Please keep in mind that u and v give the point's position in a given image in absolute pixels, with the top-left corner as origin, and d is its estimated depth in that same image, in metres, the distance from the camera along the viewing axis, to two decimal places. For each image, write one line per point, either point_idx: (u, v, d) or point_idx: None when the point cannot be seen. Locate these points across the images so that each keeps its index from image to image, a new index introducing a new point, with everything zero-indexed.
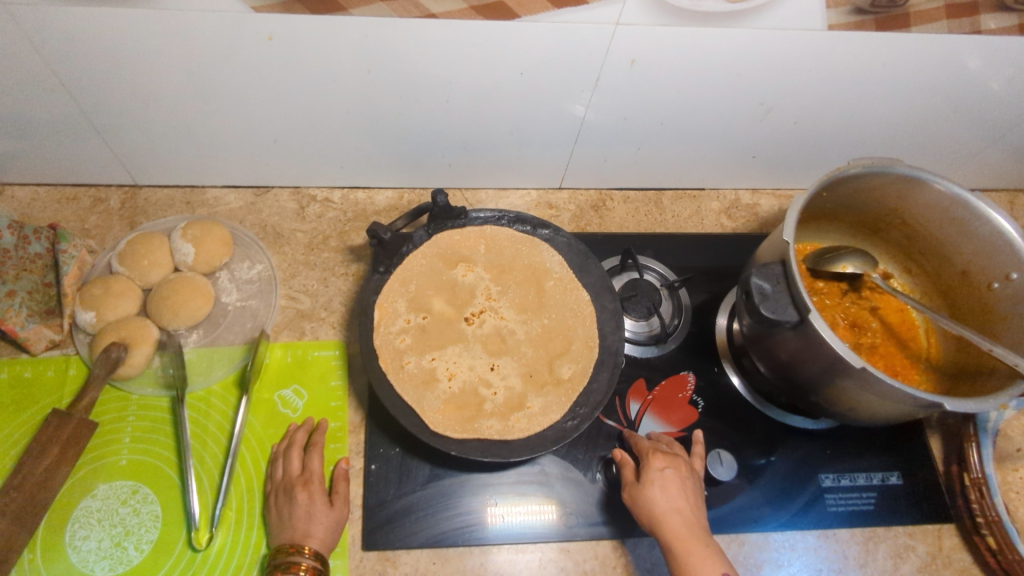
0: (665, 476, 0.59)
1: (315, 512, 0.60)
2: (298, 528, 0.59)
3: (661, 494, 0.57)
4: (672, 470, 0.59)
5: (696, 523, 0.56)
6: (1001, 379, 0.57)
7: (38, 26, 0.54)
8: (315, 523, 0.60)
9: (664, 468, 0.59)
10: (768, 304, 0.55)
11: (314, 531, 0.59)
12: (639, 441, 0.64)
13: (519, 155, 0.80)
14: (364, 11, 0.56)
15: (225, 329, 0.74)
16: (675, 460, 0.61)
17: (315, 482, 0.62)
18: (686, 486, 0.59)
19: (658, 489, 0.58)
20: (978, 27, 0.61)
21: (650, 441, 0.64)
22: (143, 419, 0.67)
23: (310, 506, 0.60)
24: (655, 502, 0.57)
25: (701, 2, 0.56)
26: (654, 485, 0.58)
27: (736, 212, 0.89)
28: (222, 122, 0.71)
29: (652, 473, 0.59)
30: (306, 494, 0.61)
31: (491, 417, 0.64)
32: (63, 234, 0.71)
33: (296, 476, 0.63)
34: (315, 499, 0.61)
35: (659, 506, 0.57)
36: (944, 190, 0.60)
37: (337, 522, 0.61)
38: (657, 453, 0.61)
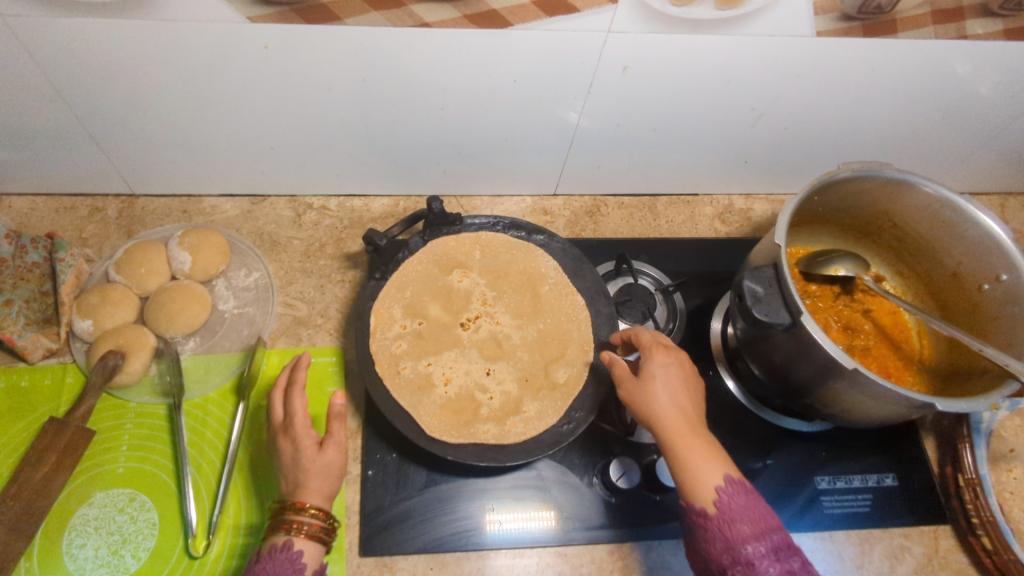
0: (667, 372, 0.55)
1: (300, 461, 0.54)
2: (291, 478, 0.55)
3: (662, 390, 0.54)
4: (674, 367, 0.56)
5: (696, 419, 0.53)
6: (993, 379, 0.57)
7: (36, 37, 0.55)
8: (303, 473, 0.54)
9: (668, 365, 0.56)
10: (760, 307, 0.56)
11: (304, 483, 0.54)
12: (640, 334, 0.61)
13: (514, 161, 0.81)
14: (359, 21, 0.56)
15: (222, 336, 0.74)
16: (678, 358, 0.57)
17: (294, 426, 0.56)
18: (689, 384, 0.55)
19: (657, 387, 0.54)
20: (964, 32, 0.61)
21: (651, 334, 0.61)
22: (140, 427, 0.68)
23: (295, 455, 0.54)
24: (657, 399, 0.54)
25: (690, 10, 0.56)
26: (656, 382, 0.55)
27: (730, 217, 0.89)
28: (218, 131, 0.71)
29: (652, 368, 0.56)
30: (289, 442, 0.56)
31: (487, 421, 0.64)
32: (60, 243, 0.72)
33: (281, 422, 0.57)
34: (299, 446, 0.55)
35: (658, 405, 0.53)
36: (933, 193, 0.61)
37: (329, 467, 0.55)
38: (662, 351, 0.57)
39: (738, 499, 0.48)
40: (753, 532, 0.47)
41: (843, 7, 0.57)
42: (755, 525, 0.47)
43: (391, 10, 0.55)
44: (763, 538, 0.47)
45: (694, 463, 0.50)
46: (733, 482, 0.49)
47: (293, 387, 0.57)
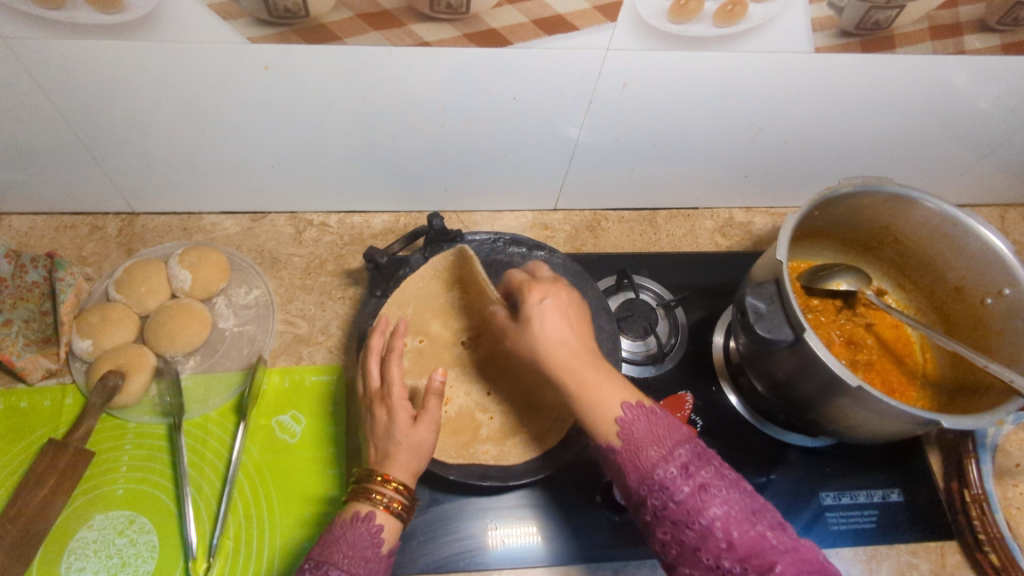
0: (542, 308, 0.54)
1: (393, 432, 0.53)
2: (381, 447, 0.53)
3: (542, 326, 0.53)
4: (548, 301, 0.54)
5: (585, 349, 0.52)
6: (997, 395, 0.57)
7: (36, 58, 0.55)
8: (394, 445, 0.52)
9: (541, 300, 0.54)
10: (763, 323, 0.55)
11: (394, 455, 0.52)
12: (516, 275, 0.61)
13: (514, 177, 0.81)
14: (358, 41, 0.56)
15: (222, 355, 0.74)
16: (552, 293, 0.55)
17: (391, 396, 0.54)
18: (573, 317, 0.54)
19: (533, 322, 0.53)
20: (962, 47, 0.61)
21: (524, 272, 0.61)
22: (139, 448, 0.67)
23: (388, 426, 0.53)
24: (549, 336, 0.52)
25: (689, 27, 0.56)
26: (534, 314, 0.54)
27: (731, 231, 0.89)
28: (218, 149, 0.71)
29: (529, 308, 0.54)
30: (384, 411, 0.54)
31: (486, 442, 0.66)
32: (60, 262, 0.72)
33: (377, 390, 0.56)
34: (394, 417, 0.53)
35: (546, 341, 0.52)
36: (933, 207, 0.61)
37: (420, 443, 0.53)
38: (536, 287, 0.56)
39: (640, 423, 0.47)
40: (660, 456, 0.45)
41: (842, 23, 0.57)
42: (661, 447, 0.46)
43: (391, 30, 0.55)
44: (672, 459, 0.45)
45: (595, 388, 0.49)
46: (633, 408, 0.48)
47: (392, 356, 0.55)
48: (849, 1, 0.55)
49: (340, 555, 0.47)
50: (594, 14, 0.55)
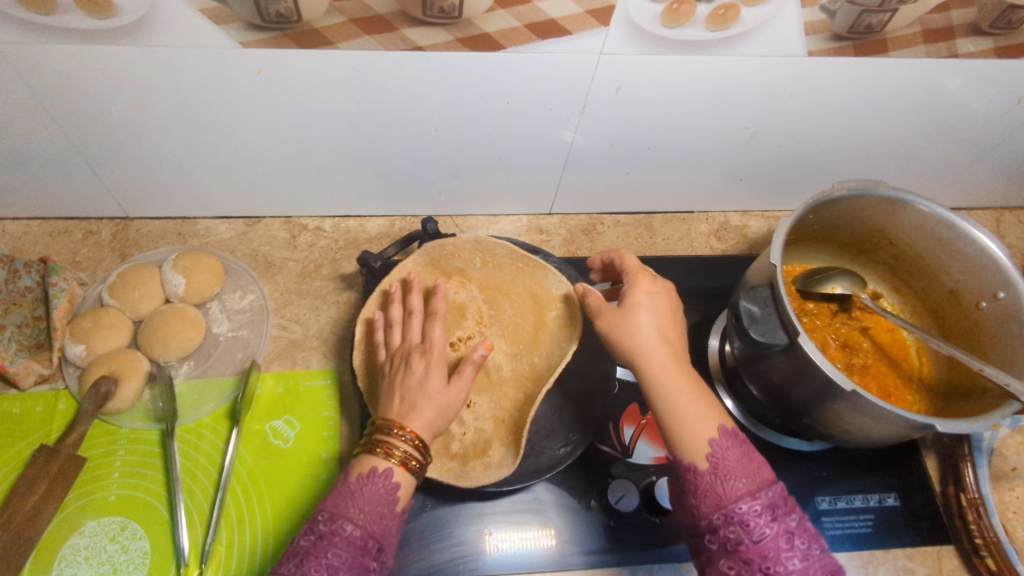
0: (653, 302, 0.58)
1: (424, 387, 0.54)
2: (408, 400, 0.54)
3: (646, 319, 0.57)
4: (655, 295, 0.59)
5: (679, 353, 0.56)
6: (992, 399, 0.57)
7: (29, 64, 0.55)
8: (424, 398, 0.54)
9: (649, 293, 0.59)
10: (757, 327, 0.55)
11: (420, 408, 0.53)
12: (629, 262, 0.64)
13: (509, 181, 0.81)
14: (351, 45, 0.56)
15: (216, 360, 0.74)
16: (656, 281, 0.60)
17: (432, 352, 0.57)
18: (669, 303, 0.59)
19: (643, 313, 0.57)
20: (955, 50, 0.61)
21: (640, 262, 0.64)
22: (132, 453, 0.67)
23: (422, 380, 0.55)
24: (643, 329, 0.56)
25: (682, 32, 0.56)
26: (638, 303, 0.58)
27: (726, 234, 0.89)
28: (212, 153, 0.71)
29: (639, 298, 0.58)
30: (421, 363, 0.56)
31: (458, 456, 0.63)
32: (54, 268, 0.72)
33: (415, 345, 0.58)
34: (429, 372, 0.55)
35: (639, 336, 0.56)
36: (927, 211, 0.61)
37: (447, 404, 0.54)
38: (644, 279, 0.60)
39: (732, 453, 0.49)
40: (747, 490, 0.47)
41: (834, 27, 0.57)
42: (753, 483, 0.47)
43: (384, 35, 0.55)
44: (759, 495, 0.46)
45: (686, 408, 0.52)
46: (726, 433, 0.50)
47: (435, 318, 0.59)
48: (840, 5, 0.55)
49: (354, 509, 0.47)
50: (587, 18, 0.55)
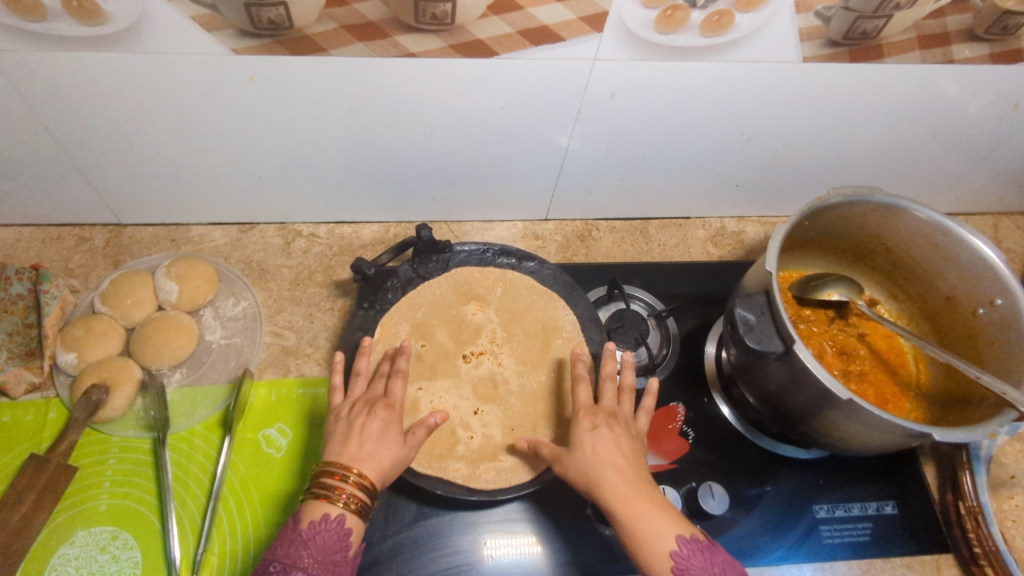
0: (596, 434, 0.55)
1: (382, 436, 0.54)
2: (361, 443, 0.53)
3: (591, 453, 0.53)
4: (602, 425, 0.56)
5: (636, 476, 0.51)
6: (989, 406, 0.56)
7: (18, 71, 0.55)
8: (381, 446, 0.53)
9: (590, 427, 0.56)
10: (753, 335, 0.55)
11: (378, 458, 0.52)
12: (579, 396, 0.60)
13: (504, 187, 0.80)
14: (344, 52, 0.56)
15: (209, 368, 0.73)
16: (611, 389, 0.61)
17: (396, 406, 0.57)
18: (616, 432, 0.55)
19: (586, 449, 0.54)
20: (951, 56, 0.61)
21: (590, 393, 0.61)
22: (124, 462, 0.66)
23: (382, 428, 0.54)
24: (590, 462, 0.52)
25: (676, 38, 0.56)
26: (582, 439, 0.55)
27: (722, 240, 0.89)
28: (205, 161, 0.71)
29: (580, 435, 0.55)
30: (384, 412, 0.56)
31: (459, 459, 0.63)
32: (46, 275, 0.71)
33: (376, 397, 0.58)
34: (388, 425, 0.55)
35: (589, 470, 0.52)
36: (923, 217, 0.60)
37: (400, 457, 0.54)
38: (608, 383, 0.61)
39: (697, 557, 0.46)
40: None
41: (829, 33, 0.57)
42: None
43: (376, 41, 0.55)
44: None
45: (642, 523, 0.48)
46: (684, 543, 0.47)
47: (399, 374, 0.60)
48: (835, 11, 0.55)
49: (309, 559, 0.47)
50: (580, 24, 0.54)
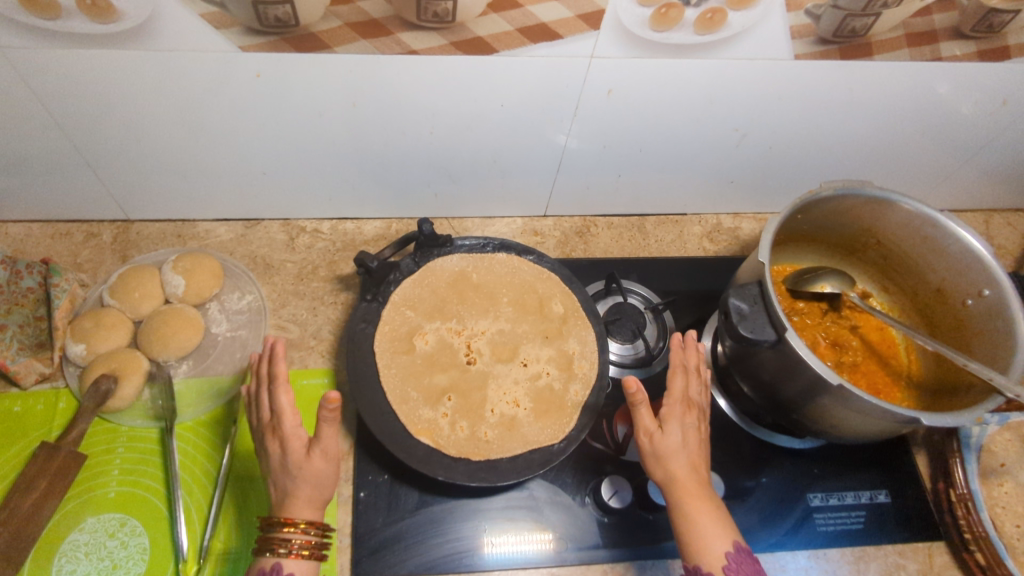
0: (688, 432, 0.59)
1: (289, 467, 0.58)
2: (282, 485, 0.59)
3: (682, 448, 0.58)
4: (690, 421, 0.60)
5: (705, 481, 0.57)
6: (977, 394, 0.58)
7: (32, 67, 0.56)
8: (292, 478, 0.58)
9: (682, 419, 0.59)
10: (746, 324, 0.56)
11: (295, 491, 0.58)
12: (675, 383, 0.61)
13: (504, 184, 0.82)
14: (348, 49, 0.58)
15: (214, 359, 0.75)
16: (690, 408, 0.61)
17: (282, 428, 0.59)
18: (700, 431, 0.60)
19: (679, 439, 0.58)
20: (939, 54, 0.63)
21: (685, 384, 0.61)
22: (132, 451, 0.68)
23: (284, 459, 0.58)
24: (677, 457, 0.57)
25: (670, 36, 0.58)
26: (675, 428, 0.58)
27: (719, 236, 0.90)
28: (211, 157, 0.73)
29: (679, 426, 0.59)
30: (278, 444, 0.59)
31: (455, 445, 0.62)
32: (56, 269, 0.73)
33: (269, 421, 0.61)
34: (288, 450, 0.58)
35: (673, 460, 0.57)
36: (912, 210, 0.62)
37: (317, 475, 0.58)
38: (682, 405, 0.60)
39: (745, 566, 0.52)
40: None
41: (819, 31, 0.59)
42: None
43: (380, 39, 0.57)
44: None
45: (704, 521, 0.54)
46: (739, 549, 0.53)
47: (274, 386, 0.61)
48: (825, 9, 0.57)
49: None
50: (577, 22, 0.56)
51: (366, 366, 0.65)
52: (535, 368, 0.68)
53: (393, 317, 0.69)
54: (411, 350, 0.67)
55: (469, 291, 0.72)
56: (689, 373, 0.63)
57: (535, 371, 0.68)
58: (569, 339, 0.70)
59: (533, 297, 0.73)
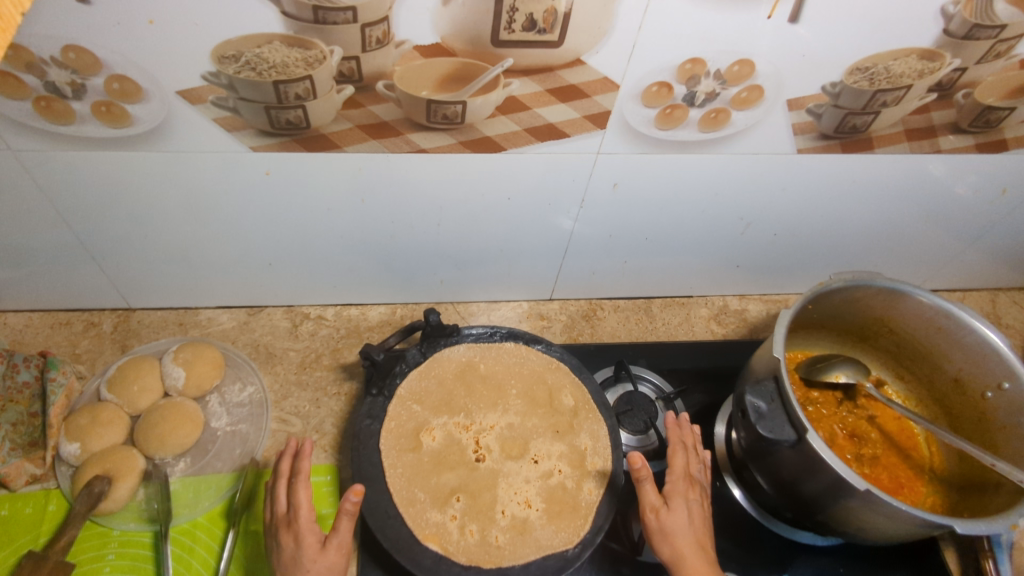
0: (692, 508, 0.58)
1: (301, 560, 0.54)
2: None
3: (688, 525, 0.56)
4: (694, 499, 0.58)
5: (712, 559, 0.55)
6: (1008, 495, 0.56)
7: (43, 165, 0.57)
8: (303, 572, 0.54)
9: (686, 496, 0.58)
10: (765, 423, 0.55)
11: None
12: (675, 459, 0.61)
13: (510, 270, 0.82)
14: (358, 148, 0.58)
15: (213, 456, 0.72)
16: (693, 485, 0.60)
17: (299, 521, 0.56)
18: (703, 509, 0.59)
19: (684, 515, 0.56)
20: (938, 146, 0.64)
21: (685, 462, 0.61)
22: (122, 558, 0.64)
23: (296, 553, 0.55)
24: (683, 534, 0.55)
25: (676, 133, 0.59)
26: (679, 504, 0.57)
27: (726, 318, 0.90)
28: (217, 248, 0.73)
29: (683, 502, 0.58)
30: (291, 537, 0.56)
31: (465, 550, 0.59)
32: (53, 362, 0.72)
33: (284, 515, 0.58)
34: (302, 543, 0.55)
35: (680, 536, 0.55)
36: (925, 300, 0.62)
37: (328, 569, 0.54)
38: (684, 482, 0.59)
39: None
40: None
41: (821, 127, 0.60)
42: None
43: (389, 139, 0.58)
44: None
45: None
46: None
47: (297, 480, 0.58)
48: (826, 108, 0.58)
49: None
50: (583, 122, 0.57)
51: (371, 465, 0.63)
52: (546, 465, 0.66)
53: (399, 413, 0.67)
54: (418, 448, 0.65)
55: (477, 382, 0.71)
56: (689, 452, 0.63)
57: (546, 469, 0.66)
58: (578, 432, 0.68)
59: (542, 388, 0.72)
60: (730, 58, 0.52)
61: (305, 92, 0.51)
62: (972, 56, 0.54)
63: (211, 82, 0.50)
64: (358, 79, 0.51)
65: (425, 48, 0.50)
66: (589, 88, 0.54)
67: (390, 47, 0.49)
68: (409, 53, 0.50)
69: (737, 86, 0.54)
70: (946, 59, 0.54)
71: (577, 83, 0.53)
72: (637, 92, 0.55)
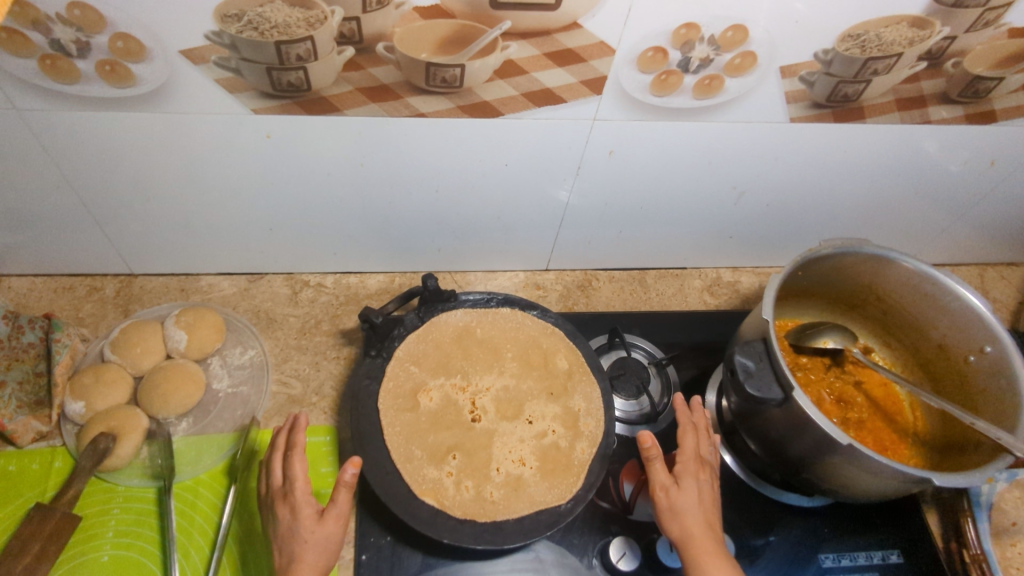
0: (703, 489, 0.59)
1: (297, 528, 0.56)
2: (286, 551, 0.56)
3: (696, 504, 0.58)
4: (704, 480, 0.60)
5: (719, 538, 0.56)
6: (986, 453, 0.57)
7: (49, 126, 0.58)
8: (299, 542, 0.55)
9: (697, 476, 0.59)
10: (753, 382, 0.57)
11: (302, 555, 0.55)
12: (686, 442, 0.62)
13: (508, 239, 0.83)
14: (358, 112, 0.59)
15: (215, 416, 0.74)
16: (704, 466, 0.61)
17: (294, 494, 0.58)
18: (713, 490, 0.60)
19: (694, 496, 0.58)
20: (927, 117, 0.65)
21: (696, 443, 0.62)
22: (127, 512, 0.66)
23: (293, 524, 0.56)
24: (692, 514, 0.57)
25: (670, 100, 0.60)
26: (689, 485, 0.58)
27: (719, 289, 0.92)
28: (218, 214, 0.74)
29: (694, 483, 0.59)
30: (287, 509, 0.58)
31: (461, 505, 0.61)
32: (58, 324, 0.73)
33: (280, 487, 0.60)
34: (299, 514, 0.56)
35: (689, 515, 0.57)
36: (910, 267, 0.64)
37: (326, 539, 0.56)
38: (695, 463, 0.60)
39: None
40: None
41: (814, 96, 0.61)
42: None
43: (388, 102, 0.58)
44: None
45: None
46: None
47: (292, 454, 0.60)
48: (818, 77, 0.59)
49: None
50: (580, 88, 0.58)
51: (369, 424, 0.65)
52: (540, 426, 0.68)
53: (397, 373, 0.69)
54: (415, 408, 0.67)
55: (473, 346, 0.73)
56: (699, 432, 0.64)
57: (540, 429, 0.68)
58: (572, 395, 0.70)
59: (537, 352, 0.73)
60: (725, 22, 0.53)
61: (306, 54, 0.51)
62: (960, 26, 0.55)
63: (214, 41, 0.50)
64: (358, 41, 0.52)
65: (424, 9, 0.51)
66: (587, 53, 0.55)
67: (390, 7, 0.50)
68: (409, 14, 0.51)
69: (731, 52, 0.55)
70: (936, 27, 0.55)
71: (574, 47, 0.54)
72: (632, 57, 0.55)
